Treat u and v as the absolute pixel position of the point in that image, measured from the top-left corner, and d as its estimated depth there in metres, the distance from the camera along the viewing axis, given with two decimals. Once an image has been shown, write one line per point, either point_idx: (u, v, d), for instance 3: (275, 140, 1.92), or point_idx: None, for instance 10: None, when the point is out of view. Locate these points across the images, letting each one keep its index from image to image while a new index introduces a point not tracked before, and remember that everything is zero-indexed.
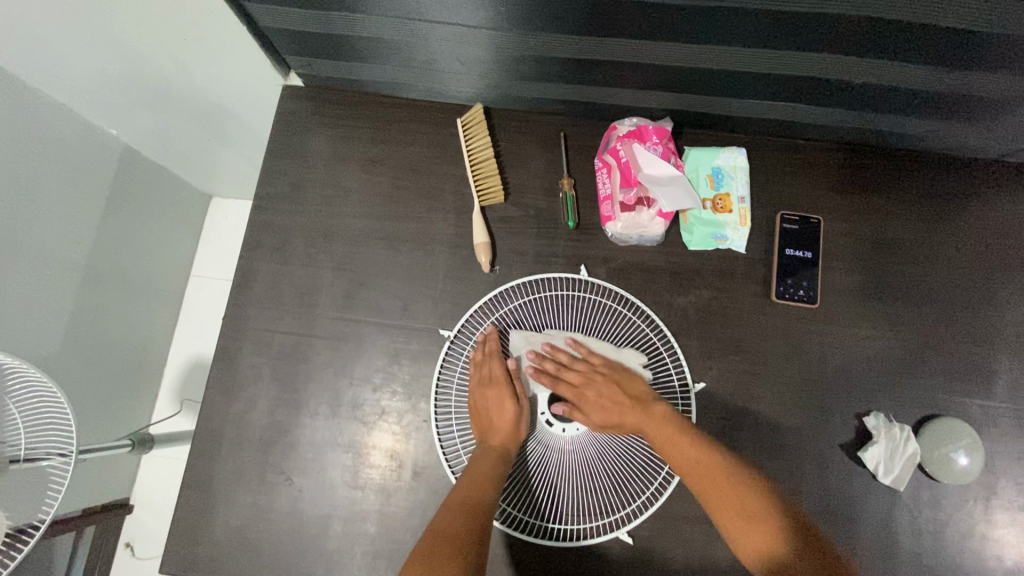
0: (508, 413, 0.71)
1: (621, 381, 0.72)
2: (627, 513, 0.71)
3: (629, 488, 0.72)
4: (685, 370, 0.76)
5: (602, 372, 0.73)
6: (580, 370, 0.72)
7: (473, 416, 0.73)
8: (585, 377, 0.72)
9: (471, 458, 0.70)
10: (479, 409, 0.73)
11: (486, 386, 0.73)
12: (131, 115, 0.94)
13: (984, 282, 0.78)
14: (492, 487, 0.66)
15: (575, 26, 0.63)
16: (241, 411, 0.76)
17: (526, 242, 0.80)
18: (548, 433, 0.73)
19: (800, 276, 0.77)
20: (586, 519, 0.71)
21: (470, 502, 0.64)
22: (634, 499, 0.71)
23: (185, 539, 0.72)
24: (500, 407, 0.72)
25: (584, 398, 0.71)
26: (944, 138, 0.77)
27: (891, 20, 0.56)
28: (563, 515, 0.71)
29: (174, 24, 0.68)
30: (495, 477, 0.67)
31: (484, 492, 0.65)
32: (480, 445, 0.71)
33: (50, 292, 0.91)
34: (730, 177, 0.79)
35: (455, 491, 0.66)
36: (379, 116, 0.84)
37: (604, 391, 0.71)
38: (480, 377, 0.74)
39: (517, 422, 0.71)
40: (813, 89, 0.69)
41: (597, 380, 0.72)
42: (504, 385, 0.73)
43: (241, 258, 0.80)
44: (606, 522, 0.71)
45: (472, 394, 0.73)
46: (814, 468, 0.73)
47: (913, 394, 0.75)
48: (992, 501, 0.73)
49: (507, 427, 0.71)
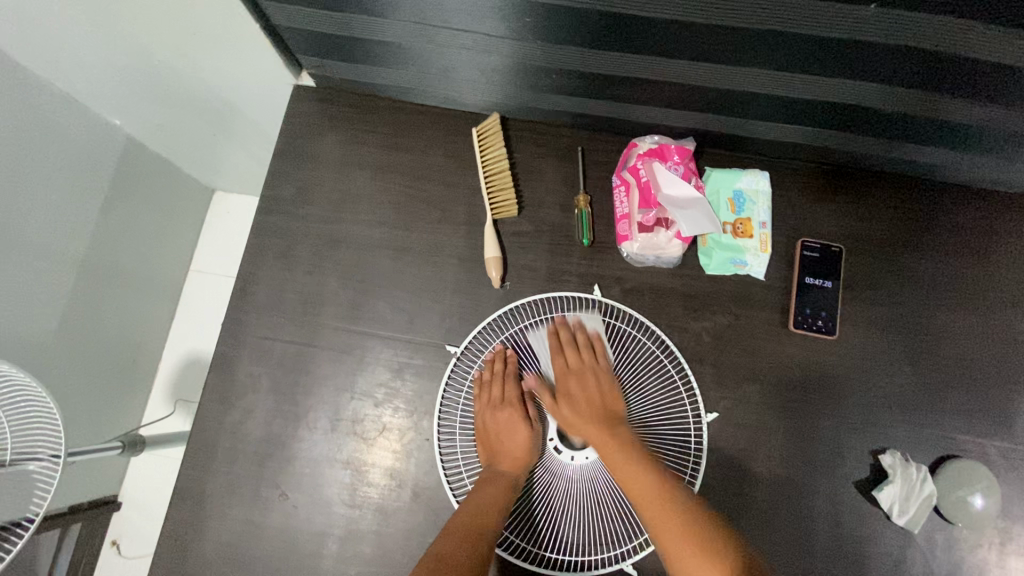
0: (521, 437, 0.70)
1: (611, 392, 0.71)
2: (633, 546, 0.69)
3: (636, 520, 0.69)
4: (699, 402, 0.73)
5: (600, 374, 0.72)
6: (582, 360, 0.73)
7: (482, 438, 0.71)
8: (580, 368, 0.72)
9: (478, 482, 0.67)
10: (489, 431, 0.71)
11: (496, 408, 0.71)
12: (136, 106, 0.91)
13: (1006, 320, 0.76)
14: (498, 512, 0.64)
15: (602, 42, 0.61)
16: (237, 421, 0.73)
17: (539, 257, 0.78)
18: (555, 459, 0.71)
19: (819, 307, 0.75)
20: (589, 550, 0.69)
21: (476, 532, 0.62)
22: (640, 533, 0.69)
23: (174, 552, 0.70)
24: (510, 432, 0.70)
25: (564, 386, 0.71)
26: (974, 171, 0.75)
27: (935, 51, 0.54)
28: (566, 545, 0.69)
29: (185, 18, 0.65)
30: (500, 506, 0.65)
31: (489, 520, 0.63)
32: (489, 468, 0.68)
33: (44, 284, 0.88)
34: (752, 201, 0.77)
35: (454, 518, 0.64)
36: (392, 121, 0.82)
37: (592, 395, 0.70)
38: (493, 398, 0.72)
39: (528, 448, 0.70)
40: (843, 116, 0.67)
41: (589, 377, 0.72)
42: (515, 407, 0.71)
43: (244, 263, 0.77)
44: (610, 554, 0.69)
45: (481, 416, 0.72)
46: (827, 505, 0.71)
47: (931, 433, 0.73)
48: (1007, 547, 0.71)
49: (518, 452, 0.69)
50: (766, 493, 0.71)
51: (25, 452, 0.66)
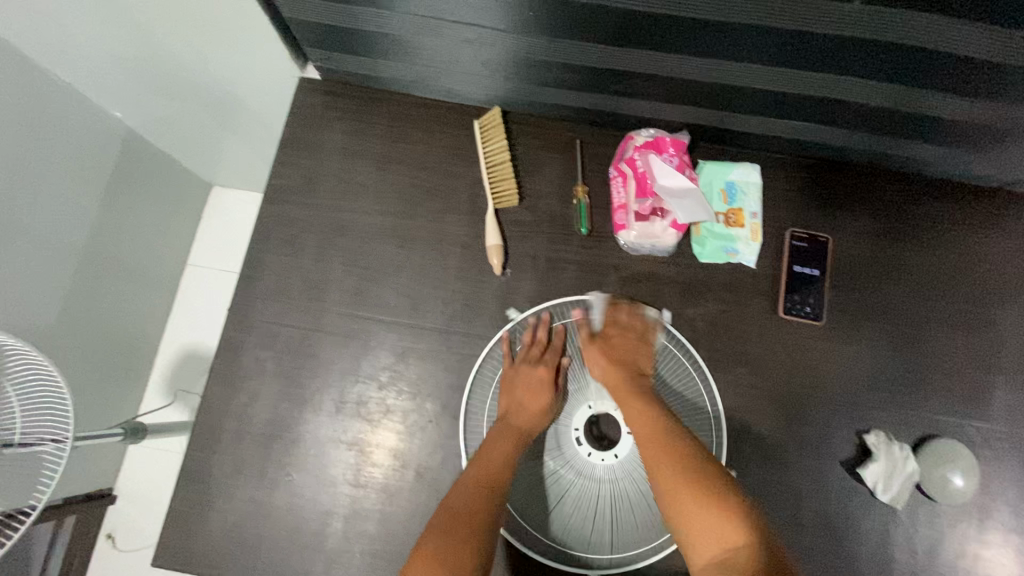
0: (542, 400, 0.73)
1: (647, 353, 0.75)
2: (647, 547, 0.72)
3: (651, 524, 0.72)
4: (720, 411, 0.75)
5: (643, 339, 0.75)
6: (630, 324, 0.76)
7: (504, 392, 0.74)
8: (626, 327, 0.76)
9: (493, 432, 0.70)
10: (514, 388, 0.74)
11: (528, 368, 0.75)
12: (139, 98, 0.93)
13: (984, 306, 0.80)
14: (506, 471, 0.66)
15: (599, 35, 0.64)
16: (243, 404, 0.75)
17: (538, 246, 0.80)
18: (579, 458, 0.74)
19: (807, 293, 0.78)
20: (602, 547, 0.72)
21: (485, 490, 0.64)
22: (655, 534, 0.72)
23: (180, 532, 0.71)
24: (535, 393, 0.73)
25: (607, 335, 0.76)
26: (952, 165, 0.79)
27: (915, 47, 0.57)
28: (580, 540, 0.72)
29: (195, 9, 0.67)
30: (512, 458, 0.68)
31: (501, 469, 0.66)
32: (505, 421, 0.71)
33: (43, 272, 0.89)
34: (743, 192, 0.80)
35: (467, 470, 0.66)
36: (396, 113, 0.84)
37: (627, 347, 0.74)
38: (531, 357, 0.76)
39: (546, 409, 0.73)
40: (827, 110, 0.71)
41: (630, 334, 0.75)
42: (547, 372, 0.74)
43: (250, 250, 0.79)
44: (624, 553, 0.72)
45: (513, 371, 0.75)
46: (815, 483, 0.74)
47: (913, 414, 0.76)
48: (985, 522, 0.75)
49: (536, 415, 0.72)
50: (757, 471, 0.74)
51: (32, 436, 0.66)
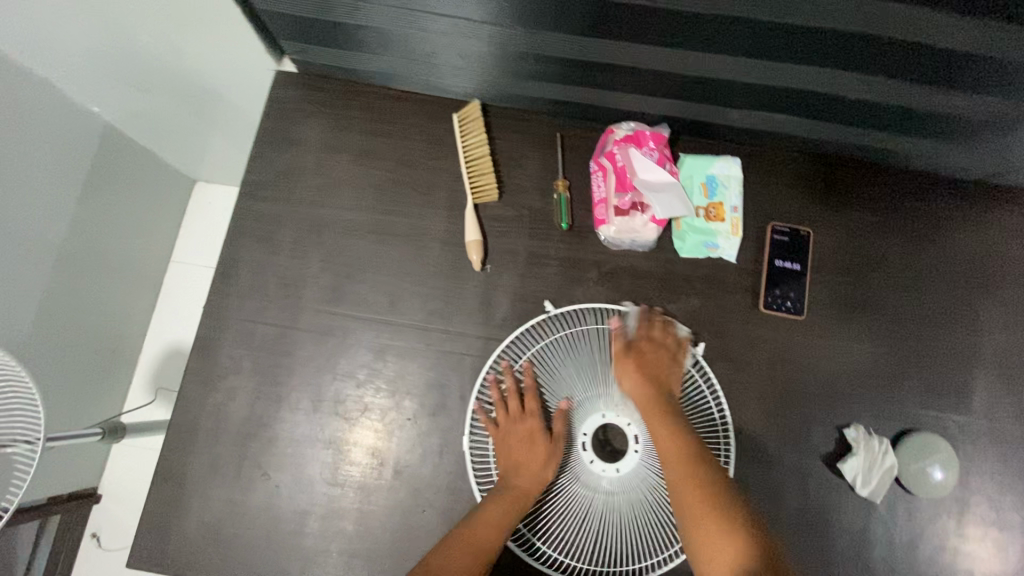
0: (536, 444, 0.70)
1: (677, 370, 0.72)
2: (661, 558, 0.70)
3: (666, 535, 0.70)
4: (727, 414, 0.73)
5: (675, 355, 0.73)
6: (659, 337, 0.74)
7: (497, 444, 0.71)
8: (658, 340, 0.73)
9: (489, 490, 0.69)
10: (506, 437, 0.71)
11: (517, 416, 0.72)
12: (115, 92, 0.91)
13: (966, 300, 0.80)
14: (500, 532, 0.65)
15: (576, 27, 0.63)
16: (220, 402, 0.74)
17: (518, 241, 0.79)
18: (585, 468, 0.71)
19: (788, 288, 0.78)
20: (616, 561, 0.70)
21: (474, 547, 0.64)
22: (670, 545, 0.70)
23: (155, 532, 0.70)
24: (529, 447, 0.70)
25: (642, 346, 0.72)
26: (935, 158, 0.78)
27: (893, 39, 0.57)
28: (593, 555, 0.70)
29: (166, 1, 0.65)
30: (506, 514, 0.66)
31: (492, 528, 0.65)
32: (502, 476, 0.69)
33: (20, 270, 0.87)
34: (724, 186, 0.79)
35: (460, 525, 0.66)
36: (374, 107, 0.83)
37: (659, 361, 0.72)
38: (511, 413, 0.72)
39: (544, 452, 0.70)
40: (809, 103, 0.70)
41: (664, 352, 0.73)
42: (535, 415, 0.72)
43: (225, 247, 0.78)
44: (642, 565, 0.70)
45: (499, 434, 0.72)
46: (795, 478, 0.74)
47: (893, 409, 0.76)
48: (965, 516, 0.75)
49: (536, 467, 0.69)
50: (738, 467, 0.74)
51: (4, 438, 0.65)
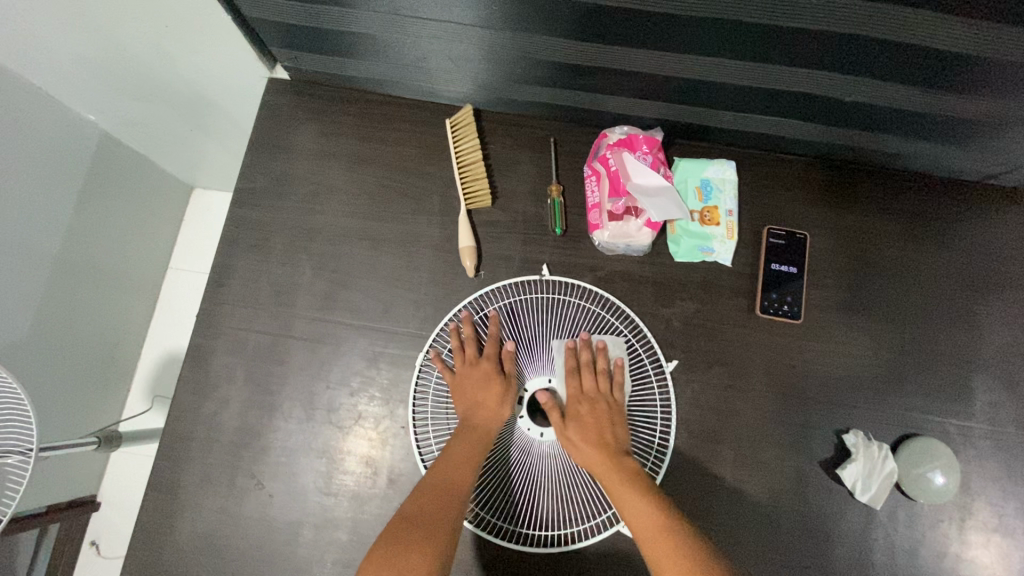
0: (496, 393, 0.70)
1: (621, 422, 0.69)
2: (602, 521, 0.70)
3: (605, 497, 0.70)
4: (668, 382, 0.75)
5: (615, 403, 0.70)
6: (597, 387, 0.71)
7: (454, 395, 0.71)
8: (595, 394, 0.70)
9: (450, 440, 0.67)
10: (463, 390, 0.70)
11: (474, 367, 0.71)
12: (109, 101, 0.91)
13: (965, 302, 0.79)
14: (469, 473, 0.64)
15: (567, 30, 0.62)
16: (213, 412, 0.73)
17: (512, 246, 0.79)
18: (526, 437, 0.71)
19: (785, 292, 0.77)
20: (553, 525, 0.70)
21: (446, 493, 0.62)
22: (609, 506, 0.70)
23: (149, 543, 0.70)
24: (486, 388, 0.70)
25: (576, 409, 0.69)
26: (932, 159, 0.77)
27: (885, 40, 0.56)
28: (531, 519, 0.70)
29: (156, 10, 0.65)
30: (471, 462, 0.65)
31: (460, 475, 0.64)
32: (462, 425, 0.68)
33: (16, 280, 0.87)
34: (719, 190, 0.79)
35: (428, 475, 0.64)
36: (366, 113, 0.83)
37: (601, 419, 0.68)
38: (470, 357, 0.72)
39: (502, 401, 0.70)
40: (803, 105, 0.69)
41: (602, 405, 0.69)
42: (492, 366, 0.72)
43: (218, 255, 0.77)
44: (584, 528, 0.70)
45: (454, 379, 0.71)
46: (794, 484, 0.73)
47: (892, 413, 0.75)
48: (966, 522, 0.74)
49: (493, 406, 0.69)
50: (735, 474, 0.73)
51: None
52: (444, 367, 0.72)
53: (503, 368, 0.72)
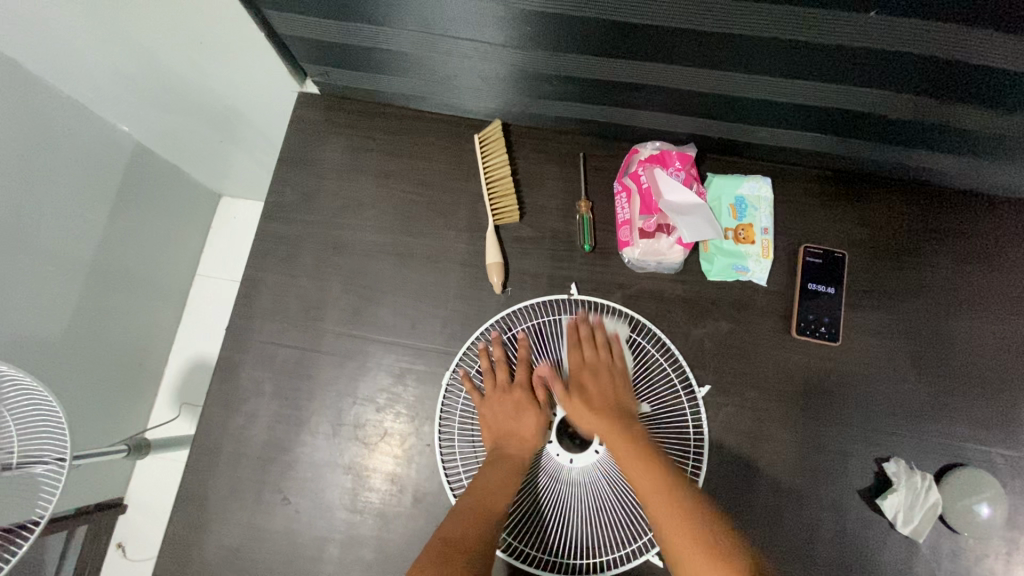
0: (529, 419, 0.69)
1: (624, 388, 0.70)
2: (635, 548, 0.69)
3: (638, 525, 0.69)
4: (699, 405, 0.72)
5: (615, 372, 0.71)
6: (598, 359, 0.72)
7: (484, 423, 0.70)
8: (596, 363, 0.71)
9: (482, 465, 0.66)
10: (494, 417, 0.70)
11: (504, 392, 0.71)
12: (143, 113, 0.92)
13: (1013, 326, 0.75)
14: (504, 496, 0.64)
15: (600, 47, 0.61)
16: (241, 425, 0.74)
17: (540, 263, 0.78)
18: (555, 463, 0.70)
19: (822, 312, 0.75)
20: (581, 554, 0.69)
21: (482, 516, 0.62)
22: (641, 534, 0.68)
23: (177, 555, 0.70)
24: (518, 414, 0.69)
25: (579, 379, 0.70)
26: (980, 177, 0.74)
27: (937, 57, 0.53)
28: (558, 547, 0.69)
29: (193, 27, 0.66)
30: (507, 487, 0.65)
31: (496, 499, 0.63)
32: (496, 451, 0.67)
33: (48, 289, 0.88)
34: (753, 208, 0.77)
35: (463, 499, 0.64)
36: (395, 128, 0.83)
37: (604, 387, 0.69)
38: (500, 381, 0.72)
39: (535, 428, 0.69)
40: (844, 122, 0.67)
41: (603, 374, 0.71)
42: (523, 391, 0.71)
43: (248, 269, 0.78)
44: (616, 556, 0.68)
45: (486, 405, 0.71)
46: (830, 513, 0.70)
47: (935, 441, 0.72)
48: (1013, 557, 0.70)
49: (527, 434, 0.68)
50: (770, 501, 0.71)
51: (30, 455, 0.65)
52: (474, 389, 0.72)
53: (535, 393, 0.72)
